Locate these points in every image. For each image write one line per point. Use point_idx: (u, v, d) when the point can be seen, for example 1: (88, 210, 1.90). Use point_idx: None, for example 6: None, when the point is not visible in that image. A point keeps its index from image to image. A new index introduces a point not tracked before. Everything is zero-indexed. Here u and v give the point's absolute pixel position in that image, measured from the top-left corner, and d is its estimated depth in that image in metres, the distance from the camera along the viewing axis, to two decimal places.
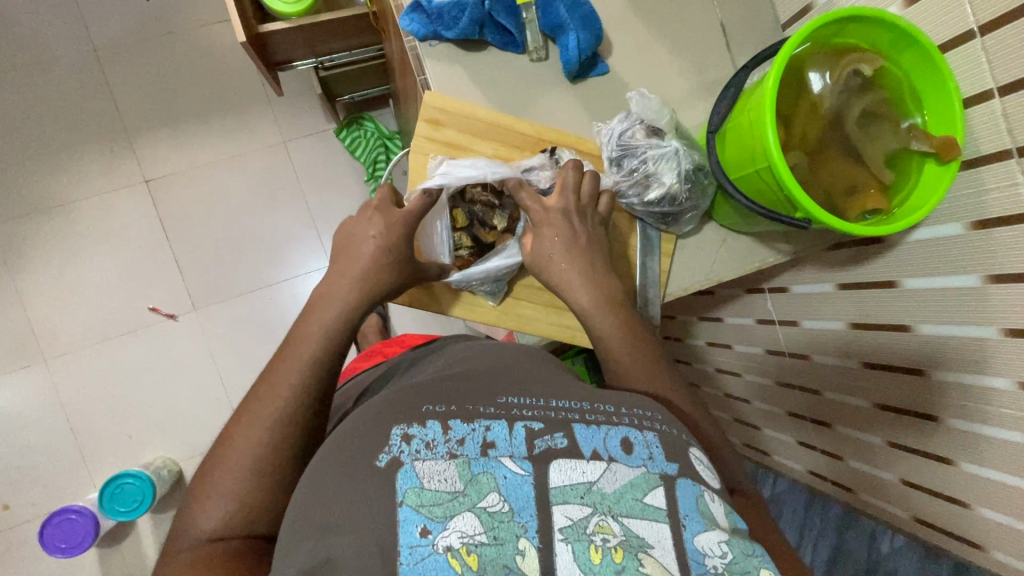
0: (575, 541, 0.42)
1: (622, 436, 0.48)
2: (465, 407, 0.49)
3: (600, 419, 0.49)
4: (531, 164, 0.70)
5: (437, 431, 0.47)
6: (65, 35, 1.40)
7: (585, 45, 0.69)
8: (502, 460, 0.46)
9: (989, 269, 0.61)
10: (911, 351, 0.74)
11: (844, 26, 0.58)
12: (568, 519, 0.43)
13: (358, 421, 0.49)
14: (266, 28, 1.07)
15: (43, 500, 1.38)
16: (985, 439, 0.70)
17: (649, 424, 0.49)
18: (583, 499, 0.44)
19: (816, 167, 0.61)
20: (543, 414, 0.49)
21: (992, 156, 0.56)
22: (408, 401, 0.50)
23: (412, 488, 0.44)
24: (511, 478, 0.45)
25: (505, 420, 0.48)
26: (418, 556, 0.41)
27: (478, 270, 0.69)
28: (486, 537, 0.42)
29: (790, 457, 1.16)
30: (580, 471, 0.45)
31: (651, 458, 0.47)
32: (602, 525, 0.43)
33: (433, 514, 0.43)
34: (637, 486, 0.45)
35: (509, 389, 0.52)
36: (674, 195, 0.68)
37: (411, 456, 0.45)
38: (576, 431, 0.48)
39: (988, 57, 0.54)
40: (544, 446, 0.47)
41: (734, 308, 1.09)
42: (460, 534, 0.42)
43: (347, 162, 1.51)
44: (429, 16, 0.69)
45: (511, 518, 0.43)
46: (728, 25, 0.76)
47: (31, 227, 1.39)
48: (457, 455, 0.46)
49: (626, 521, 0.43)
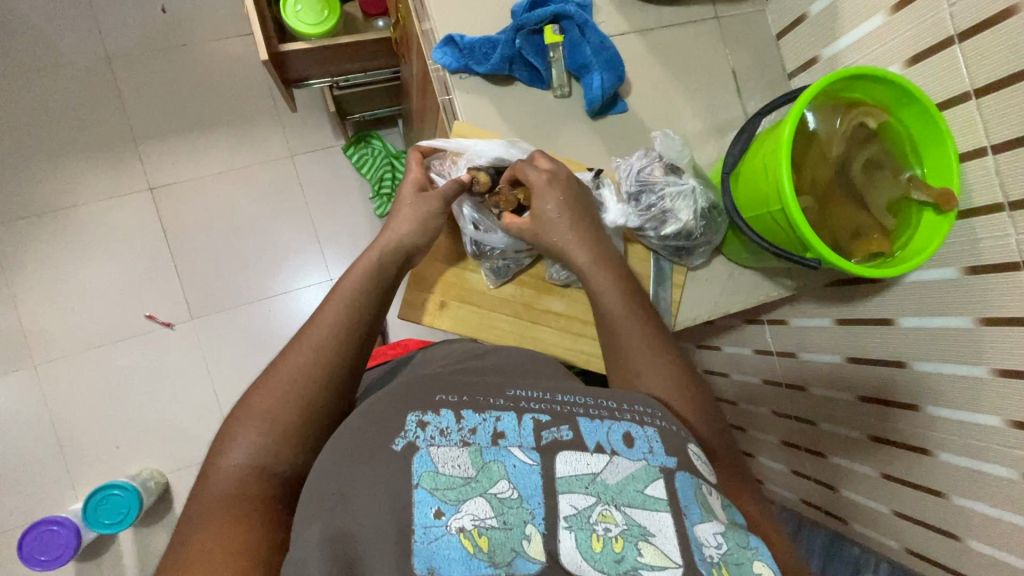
0: (579, 530, 0.45)
1: (624, 431, 0.50)
2: (476, 398, 0.52)
3: (603, 413, 0.52)
4: (647, 156, 0.74)
5: (451, 419, 0.50)
6: (79, 41, 1.41)
7: (608, 86, 0.73)
8: (512, 449, 0.48)
9: (982, 312, 0.65)
10: (905, 385, 0.78)
11: (850, 83, 0.63)
12: (572, 508, 0.46)
13: (374, 406, 0.52)
14: (287, 47, 1.10)
15: (22, 509, 1.35)
16: (973, 473, 0.73)
17: (649, 420, 0.52)
18: (587, 489, 0.47)
19: (825, 210, 0.65)
20: (549, 407, 0.52)
21: (983, 208, 0.61)
22: (423, 390, 0.52)
23: (427, 471, 0.47)
24: (520, 467, 0.47)
25: (514, 412, 0.51)
26: (431, 536, 0.44)
27: (499, 244, 0.71)
28: (496, 521, 0.45)
29: (784, 485, 1.17)
30: (585, 462, 0.48)
31: (651, 452, 0.49)
32: (605, 515, 0.45)
33: (446, 497, 0.45)
34: (639, 478, 0.47)
35: (516, 384, 0.55)
36: (689, 230, 0.72)
37: (426, 442, 0.48)
38: (580, 424, 0.50)
39: (982, 117, 0.59)
40: (551, 437, 0.49)
41: (732, 337, 1.13)
42: (472, 516, 0.45)
43: (354, 179, 1.52)
44: (460, 50, 0.73)
45: (520, 504, 0.46)
46: (738, 71, 0.81)
47: (29, 230, 1.38)
48: (470, 443, 0.49)
49: (628, 511, 0.46)
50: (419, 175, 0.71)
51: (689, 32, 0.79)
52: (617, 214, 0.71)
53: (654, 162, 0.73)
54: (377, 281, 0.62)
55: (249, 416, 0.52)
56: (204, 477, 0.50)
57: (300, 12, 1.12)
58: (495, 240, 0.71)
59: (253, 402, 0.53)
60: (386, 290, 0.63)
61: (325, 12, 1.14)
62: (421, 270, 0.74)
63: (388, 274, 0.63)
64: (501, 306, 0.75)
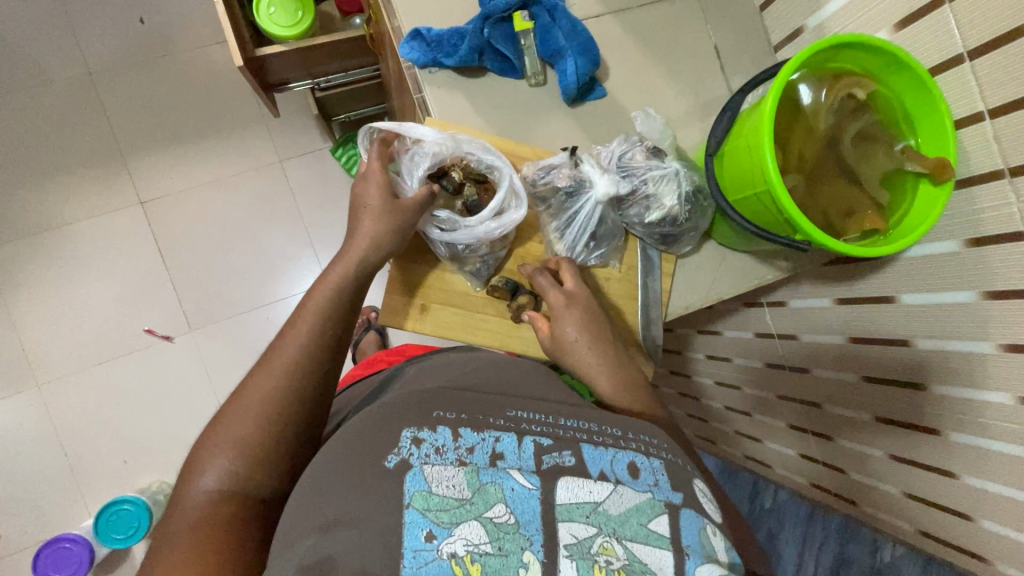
0: (579, 558, 0.43)
1: (630, 460, 0.48)
2: (475, 416, 0.50)
3: (608, 440, 0.49)
4: (621, 145, 0.71)
5: (448, 437, 0.48)
6: (59, 58, 1.40)
7: (583, 71, 0.70)
8: (511, 472, 0.46)
9: (986, 285, 0.61)
10: (909, 365, 0.75)
11: (835, 52, 0.60)
12: (573, 536, 0.44)
13: (358, 425, 0.50)
14: (262, 51, 1.08)
15: (37, 527, 1.36)
16: (982, 452, 0.70)
17: (655, 452, 0.50)
18: (589, 518, 0.44)
19: (814, 187, 0.62)
20: (552, 431, 0.50)
21: (984, 175, 0.58)
22: (419, 404, 0.51)
23: (419, 491, 0.45)
24: (518, 490, 0.45)
25: (515, 433, 0.49)
26: (421, 560, 0.42)
27: (465, 235, 0.67)
28: (491, 547, 0.42)
29: (792, 470, 1.15)
30: (587, 489, 0.46)
31: (656, 485, 0.47)
32: (606, 546, 0.43)
33: (439, 520, 0.43)
34: (642, 511, 0.45)
35: (519, 403, 0.53)
36: (674, 216, 0.69)
37: (420, 459, 0.47)
38: (584, 450, 0.48)
39: (978, 81, 0.56)
40: (552, 462, 0.47)
41: (732, 321, 1.10)
42: (465, 542, 0.43)
43: (342, 181, 1.50)
44: (428, 44, 0.70)
45: (517, 530, 0.43)
46: (721, 47, 0.77)
47: (24, 251, 1.38)
48: (467, 462, 0.46)
49: (630, 545, 0.43)
50: (374, 164, 0.67)
51: (668, 9, 0.76)
52: (604, 186, 0.67)
53: (632, 147, 0.71)
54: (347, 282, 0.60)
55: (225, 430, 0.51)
56: (184, 493, 0.49)
57: (275, 15, 1.09)
58: (461, 232, 0.67)
59: (230, 413, 0.52)
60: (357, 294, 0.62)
61: (300, 12, 1.10)
62: (397, 273, 0.71)
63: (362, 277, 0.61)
64: (484, 304, 0.73)
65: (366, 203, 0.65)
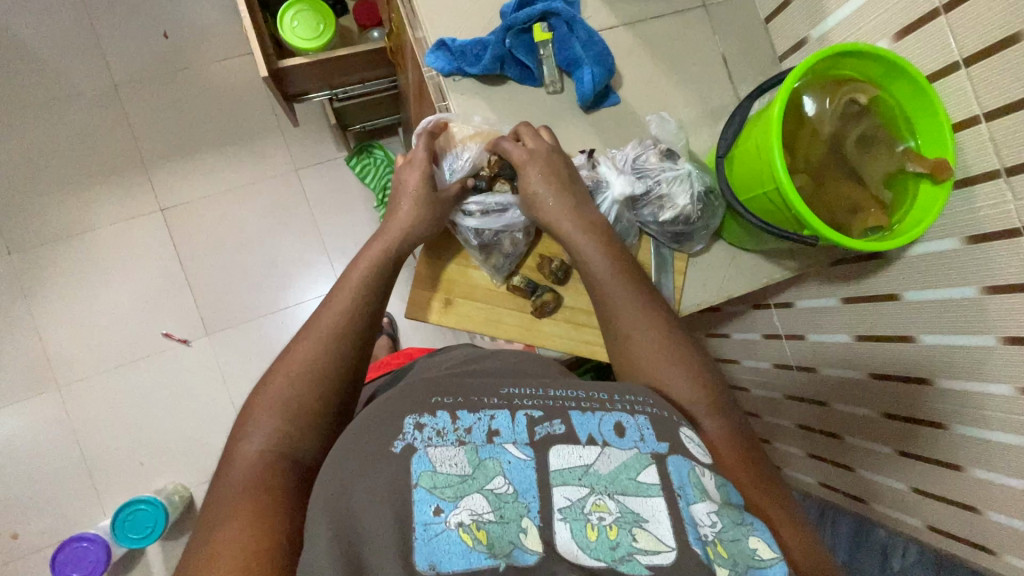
0: (573, 520, 0.45)
1: (615, 421, 0.50)
2: (470, 398, 0.52)
3: (595, 405, 0.51)
4: (636, 148, 0.75)
5: (446, 420, 0.49)
6: (86, 72, 1.45)
7: (599, 79, 0.74)
8: (506, 446, 0.48)
9: (986, 280, 0.64)
10: (915, 361, 0.77)
11: (838, 60, 0.63)
12: (566, 500, 0.46)
13: (366, 412, 0.52)
14: (285, 62, 1.12)
15: (54, 528, 1.38)
16: (987, 443, 0.73)
17: (640, 409, 0.52)
18: (581, 480, 0.47)
19: (819, 187, 0.66)
20: (542, 403, 0.51)
21: (981, 176, 0.61)
22: (420, 392, 0.52)
23: (425, 471, 0.47)
24: (515, 463, 0.47)
25: (508, 410, 0.51)
26: (432, 533, 0.44)
27: (499, 228, 0.73)
28: (493, 515, 0.45)
29: (802, 470, 1.17)
30: (577, 455, 0.48)
31: (642, 439, 0.49)
32: (598, 504, 0.46)
33: (444, 495, 0.46)
34: (631, 466, 0.47)
35: (510, 381, 0.55)
36: (688, 214, 0.73)
37: (424, 443, 0.48)
38: (573, 417, 0.50)
39: (973, 86, 0.60)
40: (544, 432, 0.49)
41: (741, 323, 1.13)
42: (470, 512, 0.45)
43: (357, 188, 1.55)
44: (452, 53, 0.74)
45: (516, 499, 0.46)
46: (729, 57, 0.81)
47: (48, 257, 1.42)
48: (465, 442, 0.48)
49: (621, 499, 0.46)
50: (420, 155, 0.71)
51: (678, 22, 0.80)
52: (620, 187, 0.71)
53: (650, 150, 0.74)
54: (371, 273, 0.63)
55: (261, 416, 0.53)
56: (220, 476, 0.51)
57: (296, 28, 1.15)
58: (496, 225, 0.73)
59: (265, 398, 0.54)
60: (386, 286, 0.64)
61: (321, 26, 1.16)
62: (426, 268, 0.75)
63: (386, 272, 0.64)
64: (499, 298, 0.76)
65: (403, 192, 0.70)
